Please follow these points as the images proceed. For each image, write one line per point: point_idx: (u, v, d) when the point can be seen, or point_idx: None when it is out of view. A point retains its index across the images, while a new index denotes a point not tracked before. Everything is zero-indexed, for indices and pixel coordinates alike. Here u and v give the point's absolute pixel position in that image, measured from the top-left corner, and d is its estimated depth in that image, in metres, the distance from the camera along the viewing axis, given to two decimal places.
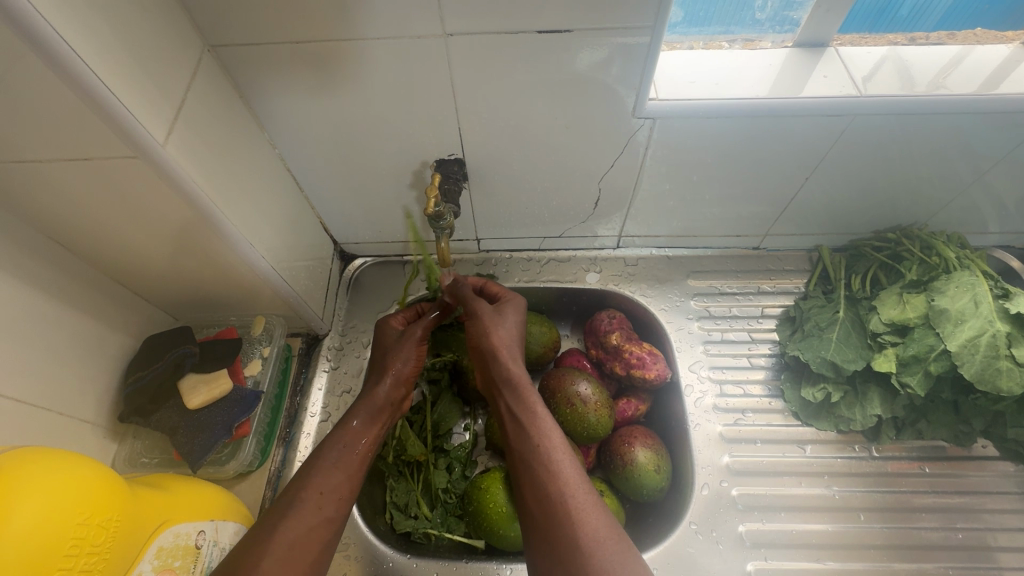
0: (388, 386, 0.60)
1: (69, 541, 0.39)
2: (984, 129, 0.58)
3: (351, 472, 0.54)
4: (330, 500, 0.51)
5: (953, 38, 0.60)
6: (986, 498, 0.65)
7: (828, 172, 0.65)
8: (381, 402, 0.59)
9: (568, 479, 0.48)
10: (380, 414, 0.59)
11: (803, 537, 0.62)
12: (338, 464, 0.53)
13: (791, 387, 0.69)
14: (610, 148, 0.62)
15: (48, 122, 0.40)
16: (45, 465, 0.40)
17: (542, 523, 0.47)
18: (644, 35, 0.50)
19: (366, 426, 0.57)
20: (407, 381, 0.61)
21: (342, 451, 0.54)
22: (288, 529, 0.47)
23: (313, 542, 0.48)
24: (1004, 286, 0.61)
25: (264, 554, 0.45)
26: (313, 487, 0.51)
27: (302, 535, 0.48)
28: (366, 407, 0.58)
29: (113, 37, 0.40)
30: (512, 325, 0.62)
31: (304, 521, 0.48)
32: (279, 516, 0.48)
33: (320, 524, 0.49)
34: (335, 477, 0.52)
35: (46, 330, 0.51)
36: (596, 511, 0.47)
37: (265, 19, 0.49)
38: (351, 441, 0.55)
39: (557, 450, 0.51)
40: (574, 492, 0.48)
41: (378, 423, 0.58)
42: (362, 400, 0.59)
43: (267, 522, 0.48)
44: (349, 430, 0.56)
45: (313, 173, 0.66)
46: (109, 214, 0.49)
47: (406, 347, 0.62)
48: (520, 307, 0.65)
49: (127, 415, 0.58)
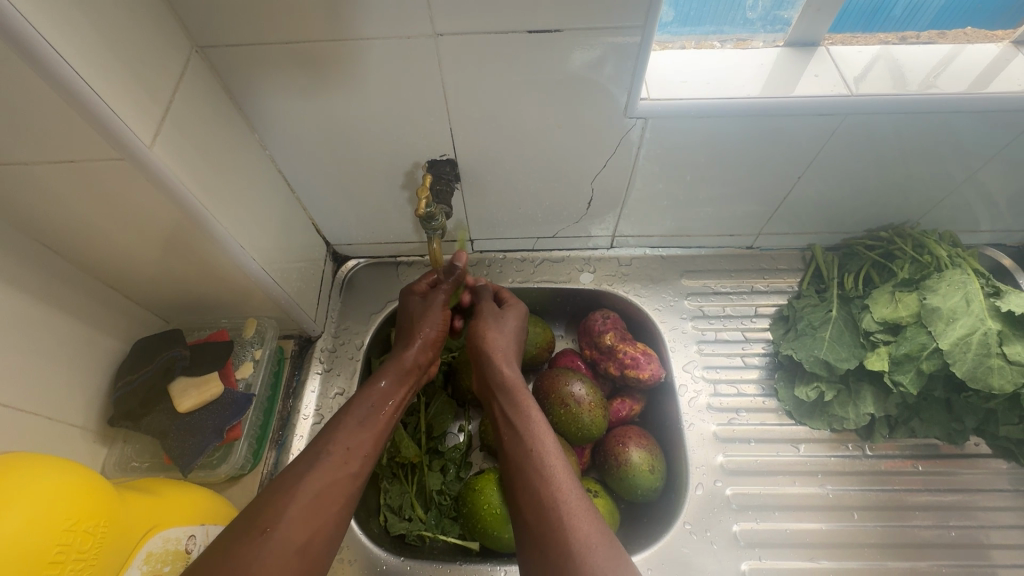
0: (416, 350, 0.62)
1: (54, 548, 0.39)
2: (975, 127, 0.58)
3: (377, 429, 0.56)
4: (356, 455, 0.53)
5: (944, 37, 0.60)
6: (979, 496, 0.65)
7: (820, 171, 0.65)
8: (409, 366, 0.61)
9: (561, 485, 0.49)
10: (407, 377, 0.61)
11: (797, 536, 0.62)
12: (366, 421, 0.55)
13: (785, 386, 0.69)
14: (603, 148, 0.62)
15: (31, 122, 0.39)
16: (28, 472, 0.39)
17: (534, 528, 0.48)
18: (635, 35, 0.50)
19: (395, 387, 0.59)
20: (433, 345, 0.63)
21: (369, 409, 0.56)
22: (315, 480, 0.50)
23: (339, 494, 0.50)
24: (995, 284, 0.62)
25: (289, 502, 0.48)
26: (341, 441, 0.53)
27: (327, 487, 0.50)
28: (394, 369, 0.60)
29: (98, 39, 0.40)
30: (509, 327, 0.63)
31: (330, 472, 0.51)
32: (308, 466, 0.51)
33: (344, 477, 0.51)
34: (361, 434, 0.55)
35: (34, 334, 0.51)
36: (586, 515, 0.47)
37: (254, 20, 0.48)
38: (380, 400, 0.57)
39: (549, 454, 0.52)
40: (566, 498, 0.48)
41: (405, 385, 0.60)
42: (391, 361, 0.61)
43: (295, 470, 0.50)
44: (377, 390, 0.58)
45: (304, 174, 0.66)
46: (96, 216, 0.49)
47: (434, 314, 0.64)
48: (520, 311, 0.66)
49: (117, 419, 0.57)
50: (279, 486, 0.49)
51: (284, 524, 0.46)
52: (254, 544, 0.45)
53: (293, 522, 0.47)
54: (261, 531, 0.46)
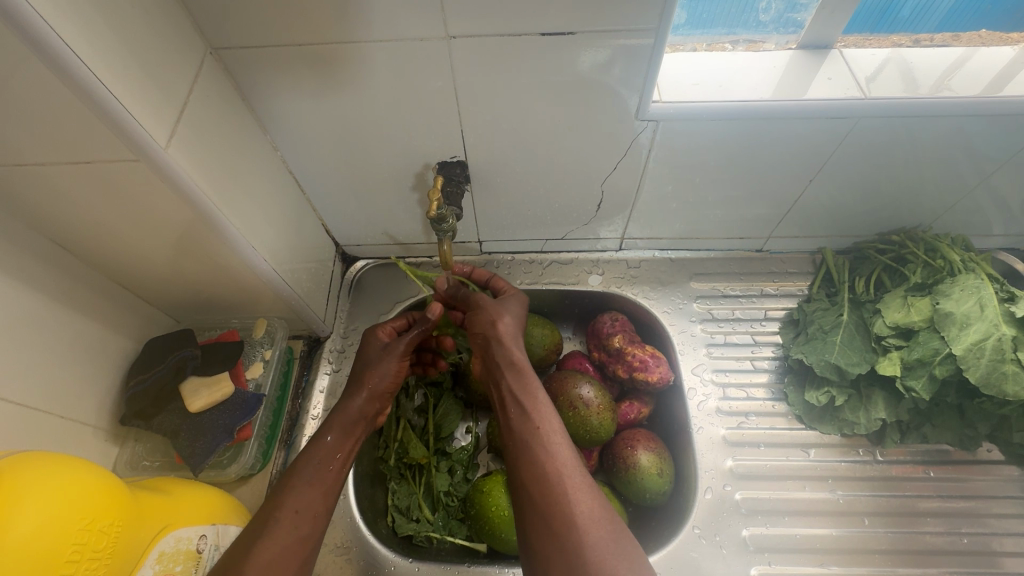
0: (362, 401, 0.59)
1: (69, 547, 0.39)
2: (989, 131, 0.57)
3: (326, 489, 0.53)
4: (305, 518, 0.50)
5: (958, 39, 0.60)
6: (991, 503, 0.65)
7: (832, 174, 0.64)
8: (355, 418, 0.58)
9: (564, 463, 0.49)
10: (354, 429, 0.58)
11: (807, 541, 0.62)
12: (313, 481, 0.52)
13: (795, 391, 0.69)
14: (613, 151, 0.62)
15: (49, 122, 0.40)
16: (44, 471, 0.40)
17: (537, 503, 0.47)
18: (648, 37, 0.50)
19: (341, 442, 0.56)
20: (382, 395, 0.60)
21: (316, 468, 0.53)
22: (264, 550, 0.47)
23: (287, 562, 0.48)
24: (1010, 289, 0.61)
25: (238, 574, 0.45)
26: (289, 507, 0.50)
27: (277, 555, 0.47)
28: (340, 420, 0.57)
29: (114, 40, 0.40)
30: (514, 312, 0.62)
31: (279, 541, 0.48)
32: (255, 537, 0.48)
33: (294, 544, 0.49)
34: (310, 494, 0.52)
35: (47, 332, 0.51)
36: (589, 493, 0.47)
37: (267, 21, 0.48)
38: (326, 457, 0.54)
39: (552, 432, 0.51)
40: (572, 474, 0.48)
41: (353, 435, 0.57)
42: (335, 414, 0.58)
43: (244, 541, 0.48)
44: (322, 445, 0.55)
45: (314, 176, 0.66)
46: (110, 216, 0.49)
47: (387, 359, 0.61)
48: (520, 298, 0.65)
49: (128, 418, 0.58)
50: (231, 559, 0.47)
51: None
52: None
53: None
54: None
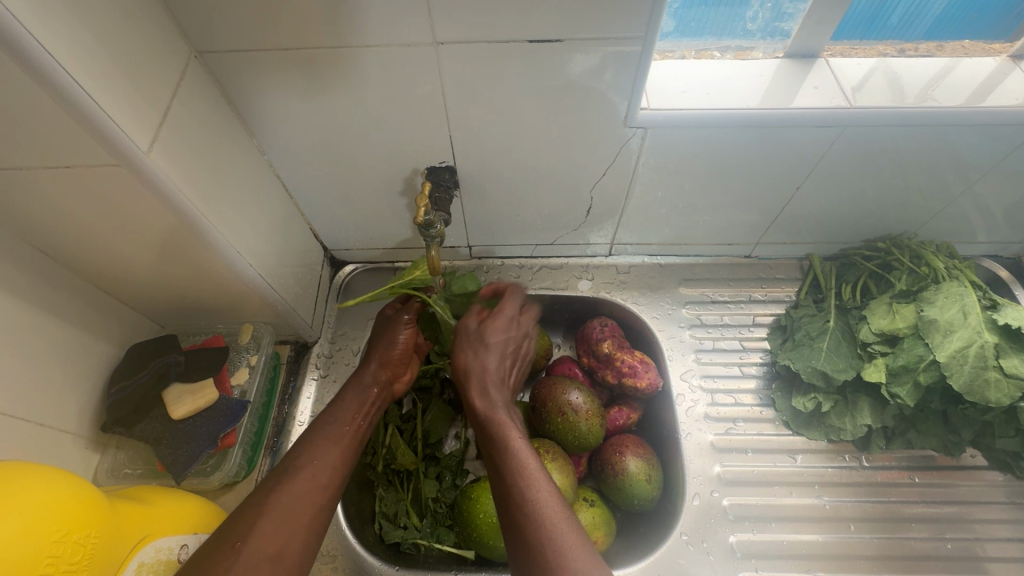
0: (374, 367, 0.60)
1: (43, 560, 0.38)
2: (973, 140, 0.58)
3: (342, 446, 0.53)
4: (324, 467, 0.50)
5: (943, 49, 0.60)
6: (975, 508, 0.65)
7: (819, 181, 0.65)
8: (368, 383, 0.59)
9: (542, 500, 0.44)
10: (369, 394, 0.58)
11: (793, 547, 0.62)
12: (330, 437, 0.52)
13: (782, 397, 0.69)
14: (603, 157, 0.62)
15: (27, 128, 0.39)
16: (20, 481, 0.39)
17: (517, 550, 0.43)
18: (637, 44, 0.50)
19: (356, 404, 0.56)
20: (394, 363, 0.61)
21: (331, 425, 0.54)
22: (285, 493, 0.46)
23: (307, 507, 0.47)
24: (992, 297, 0.62)
25: (260, 516, 0.45)
26: (309, 455, 0.50)
27: (296, 501, 0.47)
28: (353, 388, 0.58)
29: (96, 43, 0.39)
30: (494, 341, 0.58)
31: (298, 486, 0.48)
32: (275, 483, 0.47)
33: (315, 489, 0.48)
34: (327, 448, 0.52)
35: (27, 338, 0.50)
36: (570, 533, 0.42)
37: (253, 25, 0.48)
38: (341, 417, 0.55)
39: (531, 475, 0.46)
40: (549, 515, 0.43)
41: (368, 401, 0.58)
42: (349, 382, 0.59)
43: (264, 489, 0.47)
44: (340, 408, 0.56)
45: (302, 180, 0.65)
46: (93, 222, 0.48)
47: (396, 329, 0.63)
48: (509, 317, 0.60)
49: (110, 425, 0.57)
50: (251, 500, 0.46)
51: (258, 536, 0.43)
52: (226, 557, 0.42)
53: (265, 535, 0.44)
54: (232, 545, 0.42)
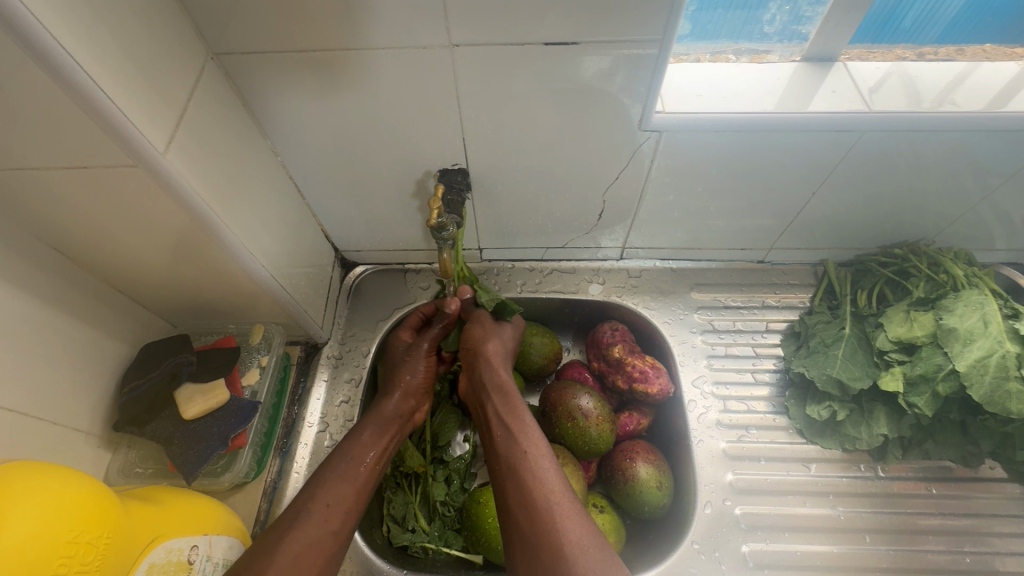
0: (396, 399, 0.61)
1: (56, 560, 0.38)
2: (993, 147, 0.57)
3: (357, 485, 0.53)
4: (337, 512, 0.51)
5: (963, 53, 0.59)
6: (994, 521, 0.64)
7: (835, 187, 0.64)
8: (389, 416, 0.60)
9: (552, 485, 0.48)
10: (388, 428, 0.60)
11: (806, 558, 0.61)
12: (346, 477, 0.53)
13: (796, 404, 0.68)
14: (616, 161, 0.62)
15: (45, 129, 0.39)
16: (38, 481, 0.40)
17: (524, 527, 0.47)
18: (652, 47, 0.50)
19: (375, 441, 0.58)
20: (415, 393, 0.63)
21: (348, 463, 0.54)
22: (296, 541, 0.47)
23: (319, 555, 0.48)
24: (1013, 305, 0.61)
25: (270, 563, 0.45)
26: (322, 498, 0.51)
27: (308, 547, 0.47)
28: (374, 421, 0.59)
29: (114, 45, 0.40)
30: (503, 337, 0.64)
31: (311, 531, 0.48)
32: (287, 527, 0.48)
33: (326, 537, 0.49)
34: (342, 489, 0.52)
35: (42, 336, 0.51)
36: (577, 517, 0.46)
37: (270, 28, 0.48)
38: (359, 455, 0.56)
39: (543, 458, 0.51)
40: (559, 499, 0.47)
41: (386, 435, 0.59)
42: (370, 415, 0.60)
43: (275, 533, 0.48)
44: (359, 442, 0.57)
45: (315, 182, 0.66)
46: (107, 221, 0.49)
47: (416, 359, 0.65)
48: (515, 326, 0.66)
49: (122, 424, 0.57)
50: (261, 545, 0.47)
51: None
52: None
53: None
54: None
